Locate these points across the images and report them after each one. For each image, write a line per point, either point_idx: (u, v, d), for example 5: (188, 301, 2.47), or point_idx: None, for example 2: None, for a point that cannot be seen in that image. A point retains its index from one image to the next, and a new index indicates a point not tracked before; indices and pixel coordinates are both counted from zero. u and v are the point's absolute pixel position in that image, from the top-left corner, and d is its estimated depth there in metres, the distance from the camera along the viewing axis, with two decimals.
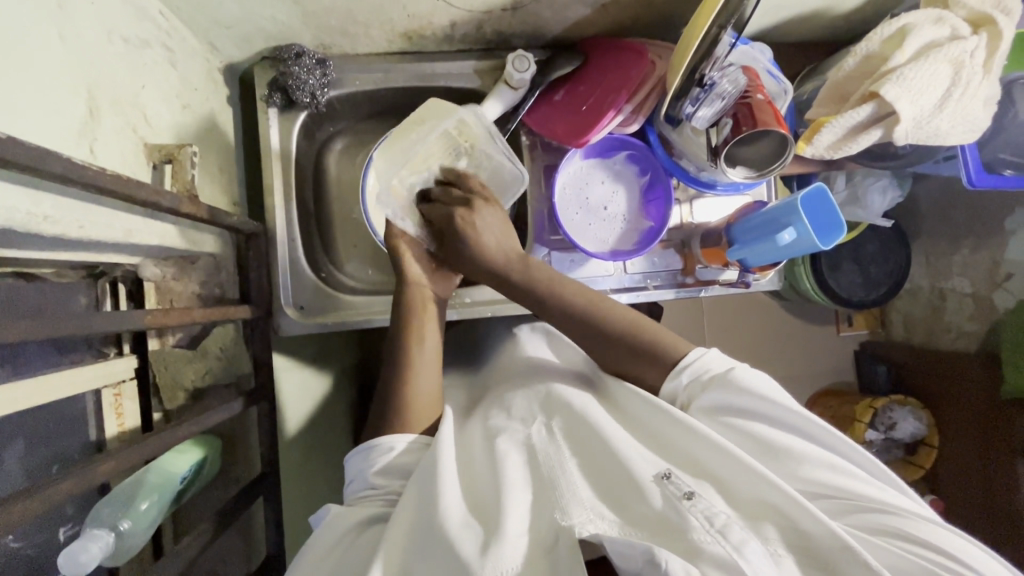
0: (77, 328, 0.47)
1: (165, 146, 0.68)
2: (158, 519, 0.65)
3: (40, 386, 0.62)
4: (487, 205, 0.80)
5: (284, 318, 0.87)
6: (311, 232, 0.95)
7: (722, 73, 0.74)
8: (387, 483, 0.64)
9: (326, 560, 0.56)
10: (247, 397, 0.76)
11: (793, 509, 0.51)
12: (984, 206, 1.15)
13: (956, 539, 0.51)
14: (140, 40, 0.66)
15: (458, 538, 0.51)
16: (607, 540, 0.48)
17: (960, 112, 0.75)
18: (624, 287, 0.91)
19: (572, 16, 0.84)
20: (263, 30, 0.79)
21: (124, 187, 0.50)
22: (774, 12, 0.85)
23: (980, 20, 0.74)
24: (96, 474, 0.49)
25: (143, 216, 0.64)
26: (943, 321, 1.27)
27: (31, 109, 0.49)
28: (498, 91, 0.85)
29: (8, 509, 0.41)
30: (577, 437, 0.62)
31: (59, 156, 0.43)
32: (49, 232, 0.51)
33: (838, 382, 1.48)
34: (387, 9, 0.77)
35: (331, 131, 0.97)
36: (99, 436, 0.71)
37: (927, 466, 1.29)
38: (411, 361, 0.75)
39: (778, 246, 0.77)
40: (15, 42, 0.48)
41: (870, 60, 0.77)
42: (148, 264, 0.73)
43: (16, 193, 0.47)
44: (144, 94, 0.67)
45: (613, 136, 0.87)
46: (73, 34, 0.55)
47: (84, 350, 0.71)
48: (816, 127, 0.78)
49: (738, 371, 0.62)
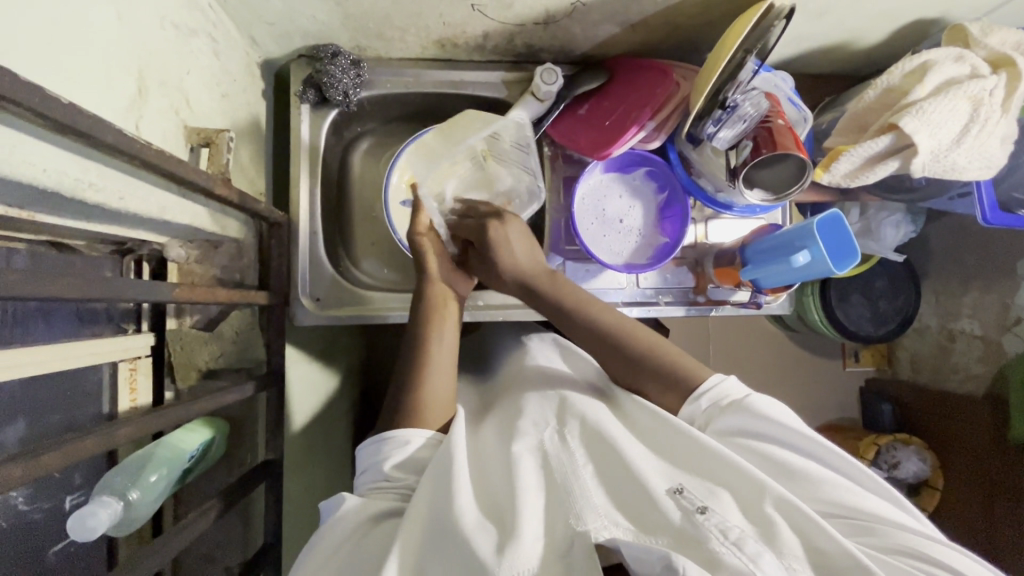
0: (113, 292, 0.48)
1: (203, 130, 0.70)
2: (165, 492, 0.65)
3: (63, 352, 0.63)
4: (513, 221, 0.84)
5: (300, 308, 0.88)
6: (332, 227, 0.97)
7: (744, 96, 0.76)
8: (402, 477, 0.64)
9: (340, 550, 0.57)
10: (261, 382, 0.77)
11: (805, 524, 0.51)
12: (998, 248, 1.15)
13: (965, 560, 0.52)
14: (188, 28, 0.69)
15: (472, 538, 0.51)
16: (624, 544, 0.49)
17: (977, 147, 0.76)
18: (636, 301, 0.93)
19: (601, 34, 0.87)
20: (303, 29, 0.82)
21: (166, 162, 0.52)
22: (798, 42, 0.87)
23: (998, 60, 0.76)
24: (120, 437, 0.50)
25: (178, 195, 0.66)
26: (951, 362, 1.27)
27: (85, 81, 0.51)
28: (524, 101, 0.88)
29: (37, 458, 0.41)
30: (594, 446, 0.62)
31: (112, 126, 0.45)
32: (93, 199, 0.53)
33: (841, 418, 1.48)
34: (424, 16, 0.80)
35: (358, 131, 0.99)
36: (111, 409, 0.72)
37: (929, 509, 1.27)
38: (430, 359, 0.75)
39: (793, 269, 0.78)
40: (76, 17, 0.50)
41: (890, 93, 0.79)
42: (173, 246, 0.76)
43: (69, 160, 0.49)
44: (187, 79, 0.69)
45: (634, 152, 0.89)
46: (129, 14, 0.58)
47: (105, 323, 0.73)
48: (835, 155, 0.79)
49: (755, 399, 0.62)
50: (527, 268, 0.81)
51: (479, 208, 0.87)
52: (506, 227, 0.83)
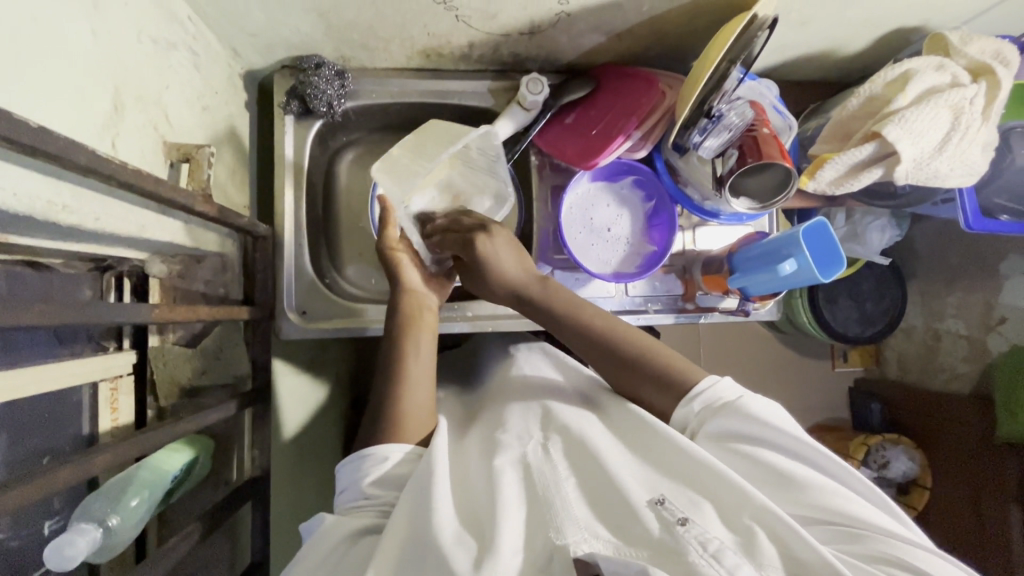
0: (91, 317, 0.47)
1: (183, 145, 0.69)
2: (145, 517, 0.64)
3: (38, 375, 0.62)
4: (500, 230, 0.81)
5: (287, 322, 0.87)
6: (318, 239, 0.96)
7: (729, 106, 0.77)
8: (381, 494, 0.63)
9: (319, 566, 0.56)
10: (246, 398, 0.76)
11: (785, 533, 0.51)
12: (982, 249, 1.17)
13: (946, 566, 0.52)
14: (167, 41, 0.68)
15: (450, 554, 0.50)
16: (601, 559, 0.49)
17: (958, 156, 0.77)
18: (625, 309, 0.93)
19: (587, 44, 0.87)
20: (286, 40, 0.81)
21: (143, 182, 0.51)
22: (782, 51, 0.88)
23: (979, 69, 0.77)
24: (98, 465, 0.48)
25: (157, 212, 0.65)
26: (937, 362, 1.28)
27: (58, 101, 0.50)
28: (510, 111, 0.87)
29: (8, 492, 0.40)
30: (577, 458, 0.62)
31: (85, 148, 0.44)
32: (67, 221, 0.52)
33: (831, 418, 1.48)
34: (407, 27, 0.79)
35: (343, 141, 0.98)
36: (91, 430, 0.70)
37: (919, 508, 1.27)
38: (406, 371, 0.75)
39: (780, 277, 0.79)
40: (48, 36, 0.49)
41: (873, 101, 0.79)
42: (154, 261, 0.74)
43: (38, 181, 0.48)
44: (166, 94, 0.68)
45: (621, 161, 0.89)
46: (104, 30, 0.57)
47: (84, 342, 0.71)
48: (819, 162, 0.80)
49: (747, 400, 0.63)
50: (518, 279, 0.79)
51: (462, 220, 0.83)
52: (493, 239, 0.79)
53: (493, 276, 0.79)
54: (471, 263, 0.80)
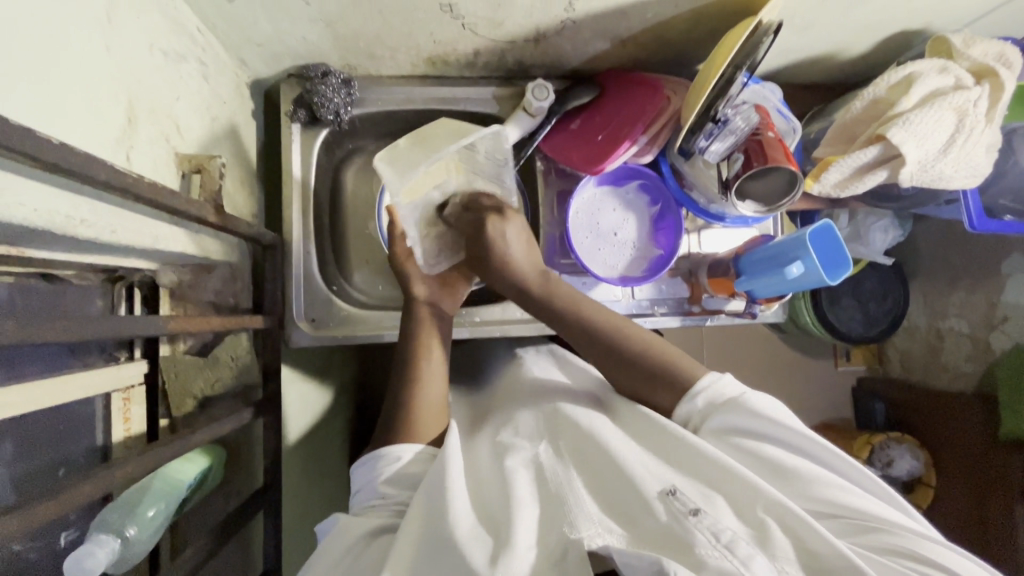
0: (105, 331, 0.48)
1: (194, 157, 0.70)
2: (163, 526, 0.65)
3: (54, 387, 0.62)
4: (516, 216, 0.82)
5: (296, 330, 0.88)
6: (325, 246, 0.96)
7: (735, 110, 0.78)
8: (396, 493, 0.64)
9: (335, 568, 0.56)
10: (258, 407, 0.76)
11: (796, 525, 0.52)
12: (985, 248, 1.17)
13: (953, 555, 0.53)
14: (177, 53, 0.68)
15: (466, 548, 0.51)
16: (615, 552, 0.49)
17: (962, 158, 0.78)
18: (632, 312, 0.93)
19: (592, 50, 0.87)
20: (293, 50, 0.81)
21: (158, 196, 0.51)
22: (786, 54, 0.88)
23: (982, 71, 0.77)
24: (117, 478, 0.49)
25: (169, 224, 0.65)
26: (941, 360, 1.29)
27: (75, 117, 0.51)
28: (517, 117, 0.88)
29: (32, 508, 0.40)
30: (585, 454, 0.63)
31: (104, 164, 0.44)
32: (84, 235, 0.52)
33: (835, 417, 1.49)
34: (414, 35, 0.80)
35: (349, 148, 0.99)
36: (105, 441, 0.71)
37: (924, 506, 1.29)
38: (421, 371, 0.77)
39: (786, 280, 0.79)
40: (64, 53, 0.49)
41: (877, 104, 0.80)
42: (164, 271, 0.75)
43: (57, 197, 0.48)
44: (177, 105, 0.69)
45: (627, 165, 0.90)
46: (117, 45, 0.57)
47: (96, 353, 0.72)
48: (823, 165, 0.80)
49: (750, 396, 0.63)
50: (523, 267, 0.80)
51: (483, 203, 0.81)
52: (505, 223, 0.80)
53: (500, 262, 0.79)
54: (479, 241, 0.80)
